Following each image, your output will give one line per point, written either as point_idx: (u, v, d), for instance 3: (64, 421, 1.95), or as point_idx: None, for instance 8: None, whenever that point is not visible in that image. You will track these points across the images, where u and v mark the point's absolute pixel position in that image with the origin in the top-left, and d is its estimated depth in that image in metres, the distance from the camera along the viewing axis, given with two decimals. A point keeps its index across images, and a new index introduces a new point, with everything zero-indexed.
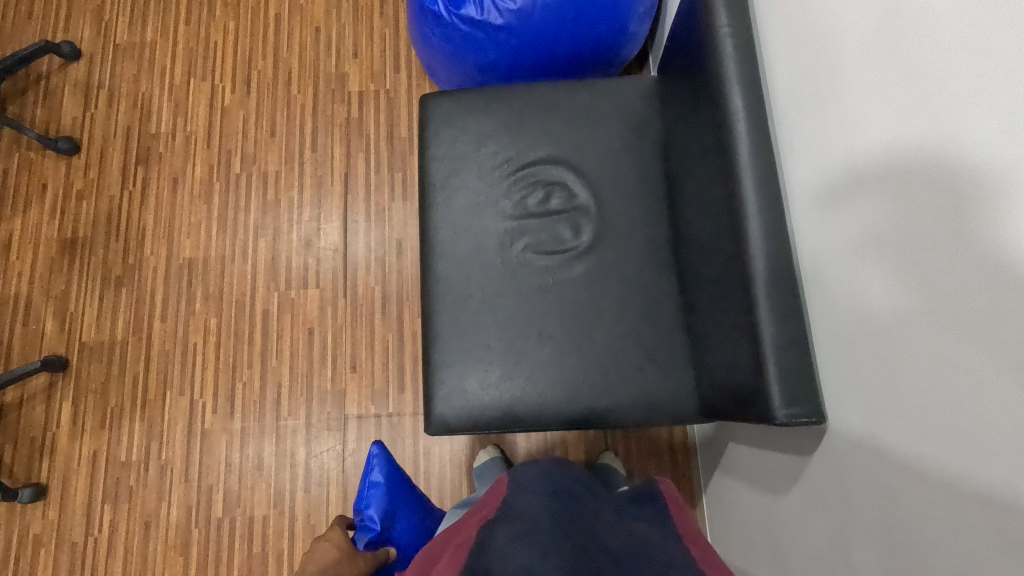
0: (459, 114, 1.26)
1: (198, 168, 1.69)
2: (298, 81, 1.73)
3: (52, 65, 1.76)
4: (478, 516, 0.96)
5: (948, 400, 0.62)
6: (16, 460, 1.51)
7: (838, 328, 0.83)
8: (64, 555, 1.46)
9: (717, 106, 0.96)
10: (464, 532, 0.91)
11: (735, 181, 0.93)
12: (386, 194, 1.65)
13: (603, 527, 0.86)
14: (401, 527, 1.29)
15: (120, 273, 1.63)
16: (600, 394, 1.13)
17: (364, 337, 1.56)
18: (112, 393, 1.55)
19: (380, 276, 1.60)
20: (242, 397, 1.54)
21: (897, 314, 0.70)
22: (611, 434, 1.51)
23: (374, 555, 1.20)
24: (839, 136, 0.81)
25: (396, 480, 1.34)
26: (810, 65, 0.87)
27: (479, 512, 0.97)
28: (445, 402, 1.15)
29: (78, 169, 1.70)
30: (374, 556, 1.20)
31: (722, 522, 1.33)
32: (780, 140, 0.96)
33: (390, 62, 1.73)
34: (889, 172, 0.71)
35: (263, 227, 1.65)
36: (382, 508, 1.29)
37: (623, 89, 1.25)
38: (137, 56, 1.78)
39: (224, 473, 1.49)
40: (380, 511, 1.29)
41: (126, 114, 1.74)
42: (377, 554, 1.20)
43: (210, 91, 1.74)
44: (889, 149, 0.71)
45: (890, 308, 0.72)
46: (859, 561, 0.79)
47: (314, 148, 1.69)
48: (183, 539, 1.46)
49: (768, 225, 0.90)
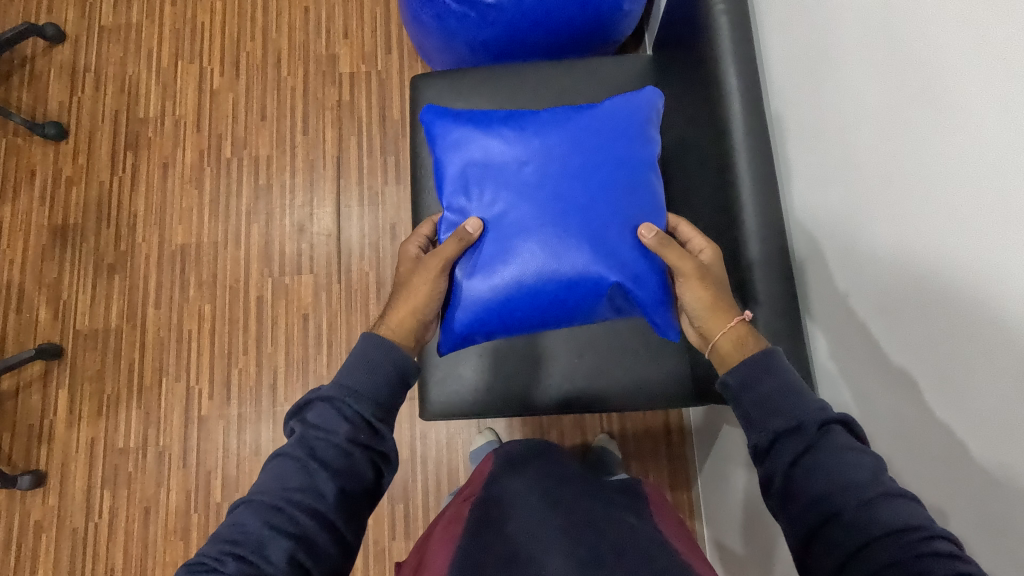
0: (451, 95, 1.23)
1: (189, 153, 1.67)
2: (288, 64, 1.70)
3: (36, 49, 1.73)
4: (462, 497, 0.96)
5: (951, 372, 0.62)
6: (14, 447, 1.52)
7: (835, 314, 0.83)
8: (65, 540, 1.47)
9: (712, 85, 0.95)
10: (453, 512, 0.91)
11: (730, 161, 0.92)
12: (380, 178, 1.63)
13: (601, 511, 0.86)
14: (493, 187, 0.95)
15: (112, 260, 1.61)
16: (596, 377, 1.13)
17: (359, 322, 1.55)
18: (108, 380, 1.55)
19: (374, 261, 1.59)
20: (238, 383, 1.54)
21: (900, 293, 0.70)
22: (607, 418, 1.51)
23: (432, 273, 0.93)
24: (833, 118, 0.80)
25: (460, 127, 0.99)
26: (802, 50, 0.86)
27: (468, 491, 0.97)
28: (439, 387, 1.15)
29: (67, 155, 1.68)
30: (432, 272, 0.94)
31: (717, 503, 1.33)
32: (773, 117, 0.95)
33: (381, 42, 1.70)
34: (886, 149, 0.70)
35: (255, 212, 1.63)
36: (457, 180, 0.98)
37: (618, 68, 1.23)
38: (123, 38, 1.74)
39: (222, 458, 1.50)
40: (456, 190, 0.97)
41: (113, 98, 1.71)
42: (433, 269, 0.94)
43: (198, 74, 1.71)
44: (886, 126, 0.70)
45: (892, 288, 0.71)
46: None
47: (306, 132, 1.66)
48: (183, 523, 1.47)
49: (763, 206, 0.89)
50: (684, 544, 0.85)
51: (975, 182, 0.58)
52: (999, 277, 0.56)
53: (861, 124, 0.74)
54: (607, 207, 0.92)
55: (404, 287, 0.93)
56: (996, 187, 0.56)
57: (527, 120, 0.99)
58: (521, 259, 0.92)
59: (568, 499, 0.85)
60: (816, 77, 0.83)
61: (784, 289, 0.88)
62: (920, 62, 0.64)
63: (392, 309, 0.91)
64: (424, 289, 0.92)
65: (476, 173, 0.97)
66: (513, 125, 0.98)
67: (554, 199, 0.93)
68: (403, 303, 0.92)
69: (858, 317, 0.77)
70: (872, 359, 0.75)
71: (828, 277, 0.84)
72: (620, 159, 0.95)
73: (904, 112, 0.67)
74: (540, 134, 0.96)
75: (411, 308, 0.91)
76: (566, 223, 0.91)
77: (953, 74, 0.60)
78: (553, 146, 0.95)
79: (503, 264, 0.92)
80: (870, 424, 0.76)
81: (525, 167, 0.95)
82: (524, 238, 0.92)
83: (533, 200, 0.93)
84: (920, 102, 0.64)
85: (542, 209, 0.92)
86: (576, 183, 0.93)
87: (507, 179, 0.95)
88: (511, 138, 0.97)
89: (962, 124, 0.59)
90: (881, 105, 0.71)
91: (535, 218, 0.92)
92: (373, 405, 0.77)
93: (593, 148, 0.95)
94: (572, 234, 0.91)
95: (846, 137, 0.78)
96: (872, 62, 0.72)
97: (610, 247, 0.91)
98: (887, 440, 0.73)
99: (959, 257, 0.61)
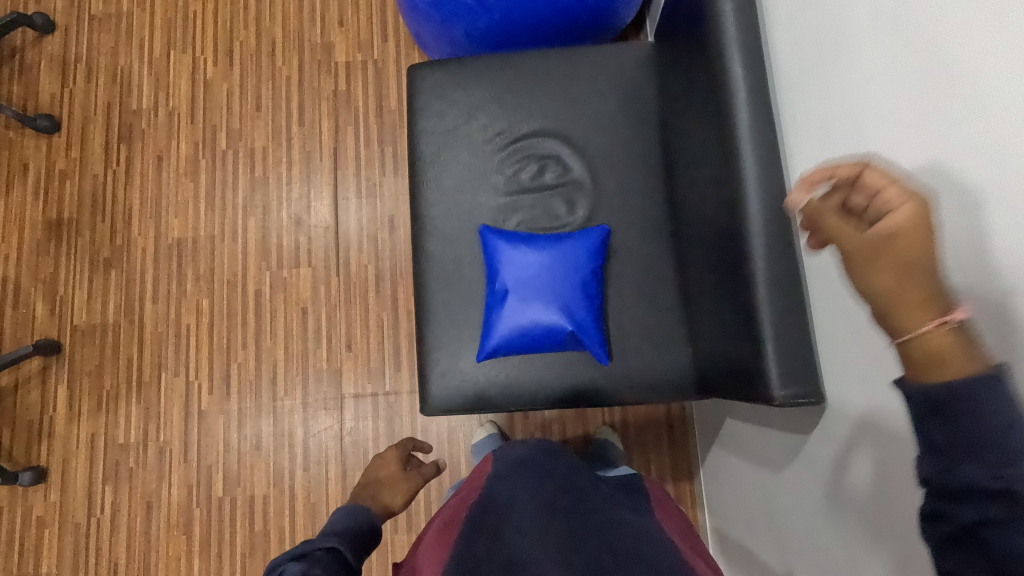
0: (449, 85, 1.21)
1: (184, 145, 1.65)
2: (282, 53, 1.67)
3: (26, 39, 1.70)
4: (460, 497, 0.96)
5: None
6: (15, 443, 1.52)
7: (838, 315, 0.82)
8: (68, 535, 1.47)
9: (715, 74, 0.92)
10: (450, 514, 0.90)
11: (734, 152, 0.89)
12: (377, 169, 1.61)
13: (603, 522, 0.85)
14: (511, 277, 1.09)
15: (108, 254, 1.60)
16: (597, 372, 1.12)
17: (358, 316, 1.54)
18: (108, 376, 1.54)
19: (373, 253, 1.57)
20: (237, 377, 1.53)
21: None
22: (609, 410, 1.50)
23: (422, 472, 1.05)
24: (838, 116, 0.79)
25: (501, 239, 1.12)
26: (808, 45, 0.85)
27: (467, 495, 0.94)
28: (439, 383, 1.14)
29: (60, 148, 1.65)
30: (421, 474, 1.05)
31: (720, 496, 1.33)
32: (781, 106, 0.93)
33: (378, 30, 1.67)
34: (891, 148, 0.70)
35: (251, 205, 1.61)
36: (492, 274, 1.11)
37: (619, 56, 1.20)
38: (114, 28, 1.71)
39: (223, 453, 1.50)
40: (492, 281, 1.11)
41: (105, 89, 1.68)
42: (424, 472, 1.05)
43: (192, 64, 1.68)
44: (891, 125, 0.69)
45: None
46: (858, 548, 0.80)
47: (302, 122, 1.64)
48: (185, 518, 1.47)
49: (768, 197, 0.87)
50: (691, 541, 0.84)
51: (975, 179, 0.58)
52: (994, 270, 0.56)
53: (871, 112, 0.73)
54: (592, 302, 1.09)
55: (386, 481, 1.02)
56: (1003, 178, 0.54)
57: (538, 236, 1.12)
58: (512, 328, 1.08)
59: (567, 504, 0.85)
60: (826, 64, 0.81)
61: (790, 283, 0.86)
62: (930, 50, 0.63)
63: (371, 496, 0.98)
64: (406, 487, 1.02)
65: (494, 261, 1.11)
66: (527, 239, 1.11)
67: (549, 296, 1.07)
68: (383, 495, 1.00)
69: (861, 309, 0.77)
70: (877, 352, 0.74)
71: (830, 274, 0.83)
72: (600, 281, 1.11)
73: (914, 101, 0.65)
74: (551, 245, 1.10)
75: (387, 502, 0.99)
76: (562, 307, 1.07)
77: (965, 63, 0.58)
78: (556, 257, 1.09)
79: (512, 330, 1.08)
80: (875, 421, 0.75)
81: (533, 269, 1.09)
82: (518, 314, 1.08)
83: (532, 293, 1.08)
84: (922, 96, 0.64)
85: (539, 302, 1.07)
86: (570, 286, 1.08)
87: (517, 273, 1.09)
88: (526, 249, 1.10)
89: (974, 113, 0.57)
90: (891, 94, 0.69)
91: (539, 302, 1.07)
92: (352, 540, 0.81)
93: (584, 263, 1.09)
94: (557, 323, 1.07)
95: (856, 126, 0.76)
96: (883, 49, 0.70)
97: (588, 327, 1.08)
98: (890, 441, 0.73)
99: (964, 251, 0.59)
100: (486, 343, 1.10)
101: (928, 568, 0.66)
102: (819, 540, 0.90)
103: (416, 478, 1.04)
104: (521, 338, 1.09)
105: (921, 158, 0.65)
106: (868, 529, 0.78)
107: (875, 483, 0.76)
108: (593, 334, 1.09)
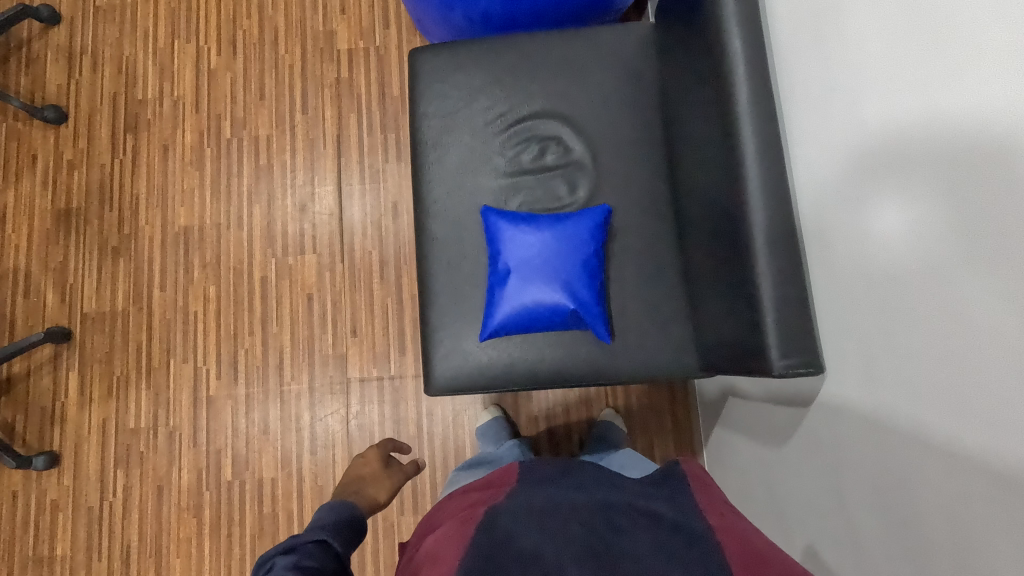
0: (450, 68, 1.22)
1: (189, 135, 1.66)
2: (286, 41, 1.67)
3: (32, 31, 1.71)
4: (475, 499, 0.93)
5: (956, 346, 0.61)
6: (28, 429, 1.54)
7: (842, 308, 0.81)
8: (81, 519, 1.50)
9: (716, 51, 0.92)
10: (466, 513, 0.88)
11: (734, 128, 0.89)
12: (380, 155, 1.62)
13: (607, 498, 0.86)
14: (510, 258, 1.10)
15: (117, 243, 1.62)
16: (599, 352, 1.13)
17: (363, 302, 1.55)
18: (117, 363, 1.56)
19: (377, 239, 1.58)
20: (244, 362, 1.55)
21: (905, 298, 0.69)
22: (612, 391, 1.51)
23: (403, 468, 1.09)
24: (842, 118, 0.79)
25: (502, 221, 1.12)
26: (809, 39, 0.85)
27: (484, 498, 0.92)
28: (443, 363, 1.15)
29: (67, 139, 1.67)
30: (402, 471, 1.08)
31: (723, 473, 1.34)
32: (781, 83, 0.93)
33: (379, 17, 1.67)
34: (893, 135, 0.70)
35: (257, 193, 1.62)
36: (493, 254, 1.12)
37: (620, 37, 1.20)
38: (118, 19, 1.72)
39: (231, 437, 1.52)
40: (493, 262, 1.12)
41: (111, 80, 1.69)
42: (405, 468, 1.09)
43: (195, 54, 1.69)
44: (895, 124, 0.69)
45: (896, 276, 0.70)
46: (859, 521, 0.81)
47: (305, 110, 1.65)
48: (195, 501, 1.50)
49: (768, 173, 0.87)
50: (713, 511, 0.84)
51: (982, 177, 0.57)
52: (1001, 253, 0.56)
53: (872, 93, 0.73)
54: (591, 280, 1.09)
55: (369, 478, 1.06)
56: (1004, 160, 0.54)
57: (539, 217, 1.12)
58: (514, 308, 1.09)
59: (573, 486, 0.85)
60: (828, 45, 0.81)
61: (791, 264, 0.85)
62: (934, 31, 0.62)
63: (355, 491, 1.02)
64: (389, 483, 1.06)
65: (496, 243, 1.12)
66: (528, 219, 1.12)
67: (551, 276, 1.08)
68: (368, 489, 1.03)
69: (863, 291, 0.76)
70: (877, 333, 0.74)
71: (832, 255, 0.83)
72: (600, 259, 1.12)
73: (915, 83, 0.65)
74: (551, 226, 1.11)
75: (372, 495, 1.02)
76: (561, 287, 1.07)
77: (969, 45, 0.58)
78: (557, 237, 1.10)
79: (512, 310, 1.09)
80: (874, 398, 0.76)
81: (534, 250, 1.09)
82: (519, 294, 1.08)
83: (533, 274, 1.08)
84: (923, 78, 0.64)
85: (540, 282, 1.08)
86: (568, 266, 1.08)
87: (518, 253, 1.09)
88: (527, 229, 1.10)
89: (974, 95, 0.57)
90: (892, 77, 0.69)
91: (539, 282, 1.08)
92: (338, 527, 0.83)
93: (583, 243, 1.10)
94: (558, 302, 1.08)
95: (858, 108, 0.76)
96: (885, 30, 0.70)
97: (587, 306, 1.08)
98: (892, 428, 0.73)
99: (968, 234, 0.59)
100: (488, 323, 1.11)
101: (928, 540, 0.67)
102: (820, 514, 0.91)
103: (398, 474, 1.08)
104: (521, 318, 1.10)
105: (922, 141, 0.65)
106: (867, 498, 0.79)
107: (874, 455, 0.77)
108: (592, 312, 1.09)
